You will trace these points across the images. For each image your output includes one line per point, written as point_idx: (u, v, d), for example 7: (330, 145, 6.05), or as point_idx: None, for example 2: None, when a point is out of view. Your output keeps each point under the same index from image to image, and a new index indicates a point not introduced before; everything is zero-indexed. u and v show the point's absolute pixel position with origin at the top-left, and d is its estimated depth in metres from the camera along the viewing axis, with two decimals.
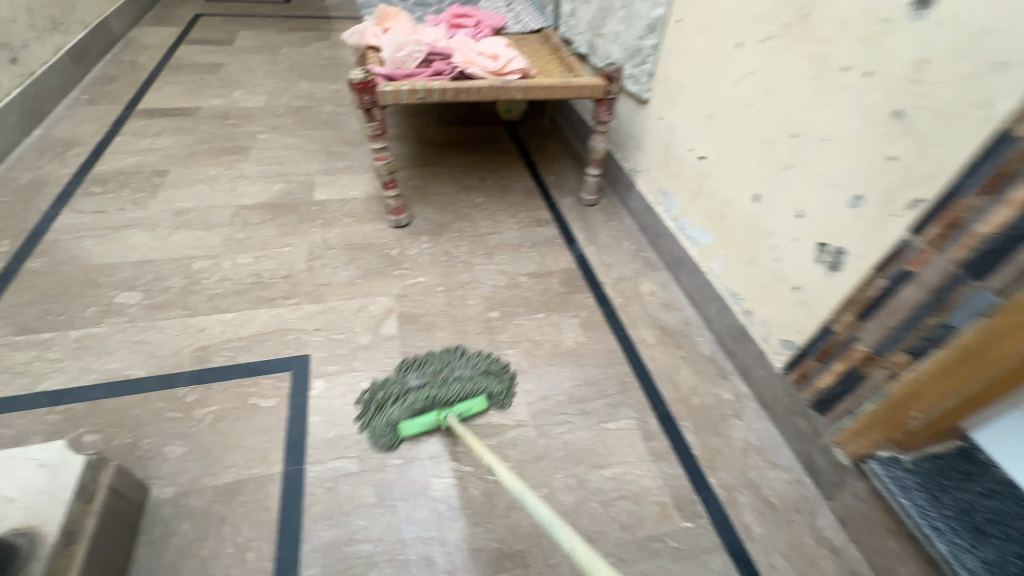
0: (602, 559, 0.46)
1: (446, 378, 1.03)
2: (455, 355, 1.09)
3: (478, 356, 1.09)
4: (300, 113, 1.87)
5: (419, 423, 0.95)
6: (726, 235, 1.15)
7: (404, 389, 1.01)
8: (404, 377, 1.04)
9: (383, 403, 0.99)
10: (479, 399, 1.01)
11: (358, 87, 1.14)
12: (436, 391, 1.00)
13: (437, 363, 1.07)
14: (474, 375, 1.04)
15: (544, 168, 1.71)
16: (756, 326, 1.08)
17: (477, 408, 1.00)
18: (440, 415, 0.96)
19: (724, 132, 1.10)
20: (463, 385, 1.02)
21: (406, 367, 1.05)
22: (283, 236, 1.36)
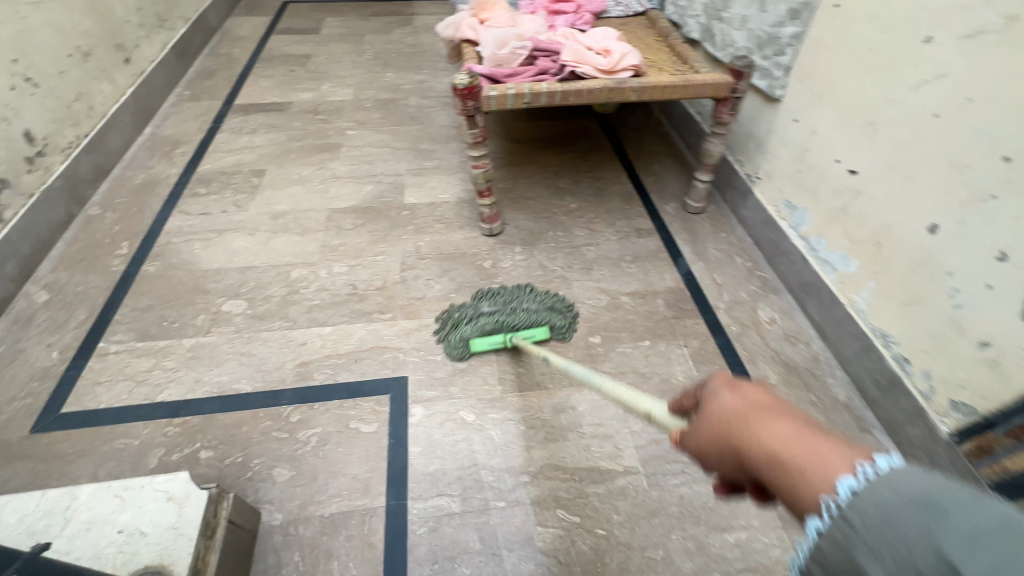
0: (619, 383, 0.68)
1: (514, 306, 1.11)
2: (524, 288, 1.16)
3: (545, 292, 1.16)
4: (386, 107, 1.83)
5: (487, 342, 1.07)
6: (882, 266, 0.97)
7: (476, 311, 1.11)
8: (477, 302, 1.13)
9: (457, 321, 1.11)
10: (542, 329, 1.09)
11: (462, 93, 1.07)
12: (505, 317, 1.08)
13: (508, 293, 1.15)
14: (540, 307, 1.12)
15: (643, 169, 1.57)
16: (915, 378, 0.92)
17: (540, 337, 1.09)
18: (506, 337, 1.07)
19: (893, 144, 0.91)
20: (529, 314, 1.09)
21: (481, 294, 1.15)
22: (376, 243, 1.33)
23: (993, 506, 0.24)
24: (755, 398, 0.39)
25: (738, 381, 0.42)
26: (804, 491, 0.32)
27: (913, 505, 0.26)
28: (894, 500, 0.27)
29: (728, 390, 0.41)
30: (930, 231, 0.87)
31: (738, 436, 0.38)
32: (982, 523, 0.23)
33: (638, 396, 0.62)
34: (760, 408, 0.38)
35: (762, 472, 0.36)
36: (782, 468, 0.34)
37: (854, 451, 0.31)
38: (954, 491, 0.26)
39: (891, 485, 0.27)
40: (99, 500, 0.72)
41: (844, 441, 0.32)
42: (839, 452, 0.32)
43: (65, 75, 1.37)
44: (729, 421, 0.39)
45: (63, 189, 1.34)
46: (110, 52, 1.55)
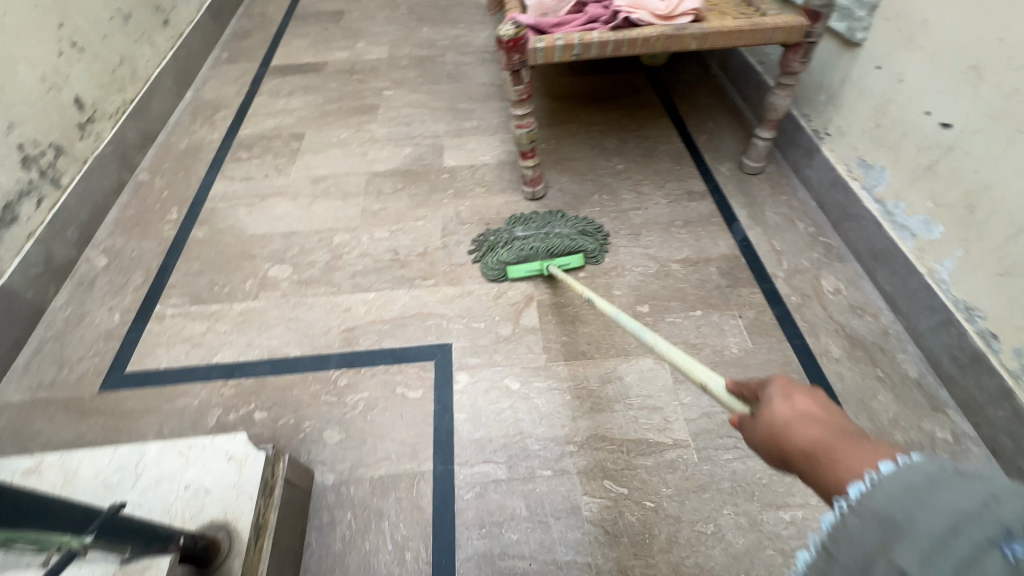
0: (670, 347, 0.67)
1: (547, 233, 1.14)
2: (555, 217, 1.20)
3: (577, 221, 1.19)
4: (423, 65, 1.76)
5: (524, 269, 1.12)
6: (973, 232, 0.87)
7: (511, 238, 1.15)
8: (511, 230, 1.17)
9: (495, 248, 1.14)
10: (577, 257, 1.13)
11: (507, 46, 0.99)
12: (541, 243, 1.11)
13: (540, 220, 1.18)
14: (573, 233, 1.14)
15: (696, 127, 1.46)
16: (1003, 356, 0.84)
17: (574, 265, 1.13)
18: (543, 265, 1.11)
19: (1000, 92, 0.80)
20: (563, 241, 1.13)
21: (514, 223, 1.18)
22: (416, 207, 1.30)
23: (951, 499, 0.27)
24: (804, 409, 0.41)
25: (793, 389, 0.43)
26: (834, 493, 0.34)
27: (889, 509, 0.29)
28: (878, 505, 0.29)
29: (781, 396, 0.43)
30: None
31: (783, 440, 0.40)
32: (942, 521, 0.26)
33: (697, 365, 0.61)
34: (813, 414, 0.40)
35: (803, 471, 0.39)
36: (814, 468, 0.37)
37: (876, 451, 0.33)
38: (911, 489, 0.29)
39: (880, 487, 0.30)
40: (166, 457, 0.76)
41: (872, 446, 0.34)
42: (869, 452, 0.34)
43: (108, 39, 1.37)
44: (776, 426, 0.41)
45: (114, 155, 1.37)
46: (148, 14, 1.54)
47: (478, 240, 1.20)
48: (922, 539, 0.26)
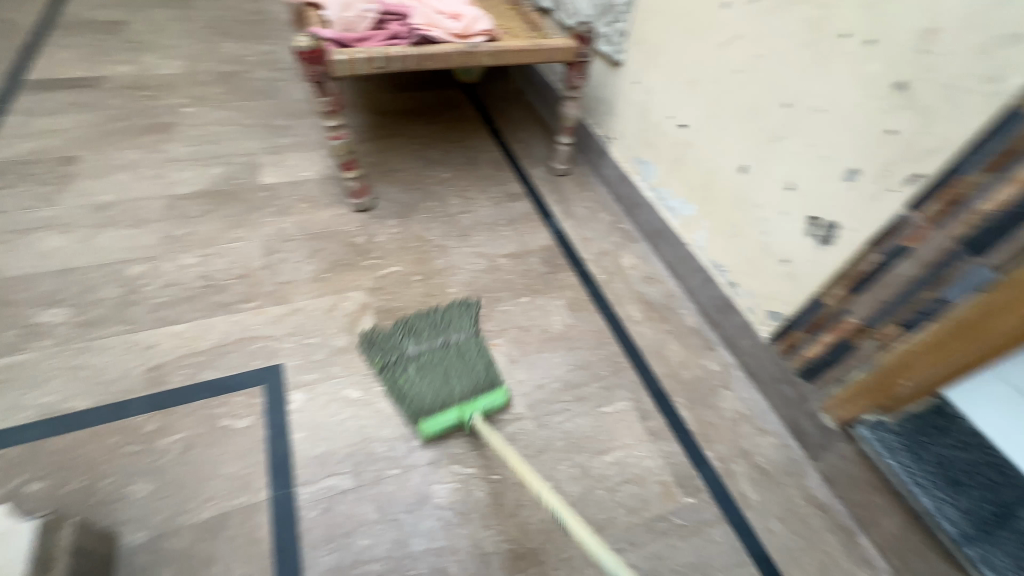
0: None
1: (444, 348, 1.01)
2: (444, 319, 1.08)
3: (469, 321, 1.09)
4: (229, 81, 1.65)
5: (441, 423, 0.89)
6: (711, 206, 1.12)
7: (404, 359, 0.98)
8: (400, 351, 1.00)
9: (391, 383, 0.96)
10: (500, 392, 0.95)
11: (307, 58, 1.00)
12: (443, 366, 0.97)
13: (429, 328, 1.05)
14: (474, 342, 1.03)
15: (511, 137, 1.62)
16: (741, 297, 1.09)
17: (501, 403, 0.94)
18: (463, 413, 0.90)
19: (710, 99, 1.05)
20: (466, 357, 0.99)
21: (399, 339, 1.02)
22: (231, 228, 1.21)
23: None
24: None
25: None
26: None
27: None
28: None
29: None
30: (741, 172, 1.02)
31: None
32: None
33: None
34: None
35: None
36: None
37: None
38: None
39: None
40: None
41: None
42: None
43: None
44: None
45: None
46: None
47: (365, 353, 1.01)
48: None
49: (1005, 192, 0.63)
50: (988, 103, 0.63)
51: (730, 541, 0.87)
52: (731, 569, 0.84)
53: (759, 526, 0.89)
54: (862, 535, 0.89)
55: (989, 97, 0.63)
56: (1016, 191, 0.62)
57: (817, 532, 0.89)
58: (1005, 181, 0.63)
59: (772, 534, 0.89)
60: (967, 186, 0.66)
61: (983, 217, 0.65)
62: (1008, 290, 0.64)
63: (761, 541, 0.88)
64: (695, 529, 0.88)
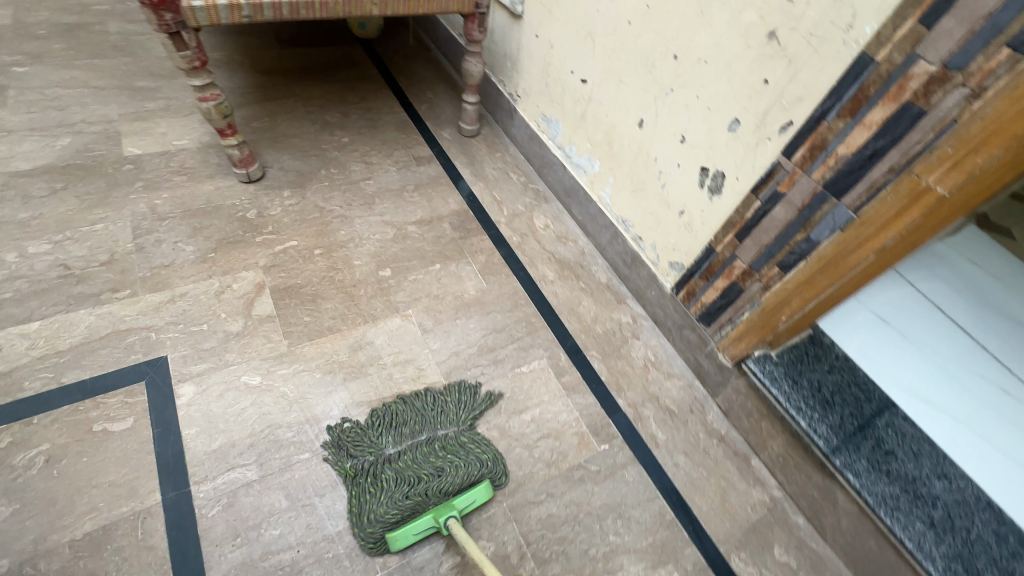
0: None
1: (430, 447, 0.87)
2: (435, 404, 0.92)
3: (465, 407, 0.93)
4: (73, 34, 1.40)
5: (412, 532, 0.77)
6: (614, 162, 1.14)
7: (381, 462, 0.84)
8: (378, 450, 0.85)
9: (361, 493, 0.81)
10: (483, 486, 0.84)
11: (152, 4, 0.85)
12: (427, 470, 0.84)
13: (414, 418, 0.90)
14: (466, 438, 0.90)
15: (416, 97, 1.53)
16: (646, 250, 1.13)
17: (482, 499, 0.83)
18: (438, 517, 0.78)
19: (608, 52, 1.05)
20: (456, 459, 0.86)
21: (377, 433, 0.87)
22: (90, 208, 1.05)
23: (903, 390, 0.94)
24: None
25: None
26: None
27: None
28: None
29: None
30: (639, 126, 1.03)
31: None
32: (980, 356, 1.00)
33: None
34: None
35: None
36: None
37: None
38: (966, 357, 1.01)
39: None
40: None
41: None
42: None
43: None
44: None
45: None
46: None
47: (334, 450, 0.84)
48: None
49: (859, 136, 0.68)
50: (844, 51, 0.66)
51: (642, 480, 0.93)
52: (642, 505, 0.90)
53: (666, 462, 0.96)
54: (755, 458, 0.99)
55: (844, 45, 0.66)
56: (868, 135, 0.67)
57: (716, 460, 0.98)
58: (858, 125, 0.67)
59: (678, 468, 0.95)
60: (829, 130, 0.70)
61: (840, 160, 0.70)
62: (865, 228, 0.71)
63: (668, 475, 0.94)
64: (610, 472, 0.93)
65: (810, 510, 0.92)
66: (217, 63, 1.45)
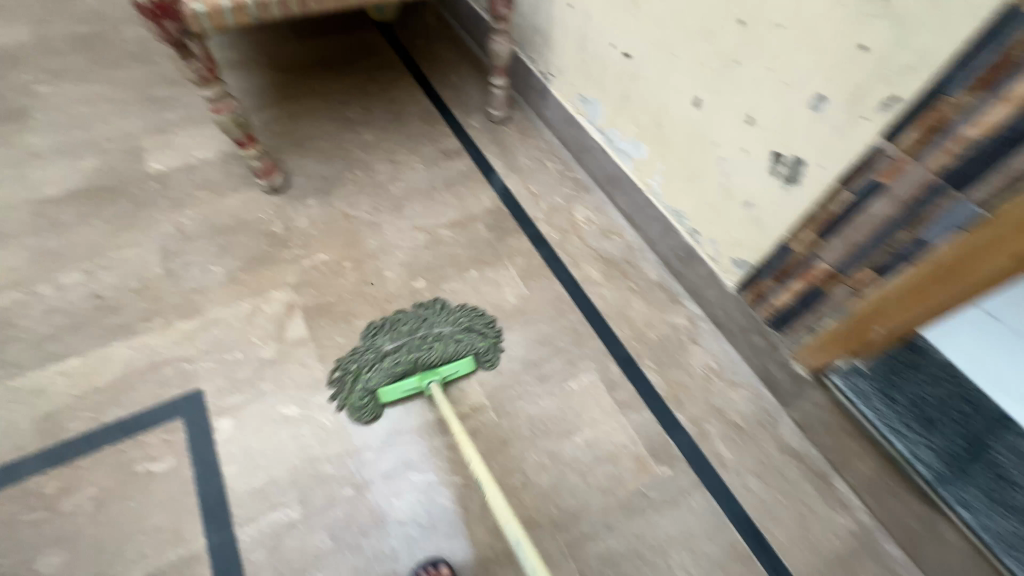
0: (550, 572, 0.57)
1: (425, 336, 0.90)
2: (434, 309, 0.96)
3: (461, 309, 0.96)
4: (91, 45, 1.36)
5: (399, 389, 0.86)
6: (665, 147, 1.01)
7: (378, 356, 0.88)
8: (375, 343, 0.90)
9: (358, 374, 0.87)
10: (466, 359, 0.90)
11: (152, 14, 0.78)
12: (418, 352, 0.88)
13: (413, 321, 0.93)
14: (459, 332, 0.92)
15: (440, 83, 1.42)
16: (704, 245, 1.01)
17: (464, 370, 0.91)
18: (422, 379, 0.86)
19: (655, 20, 0.91)
20: (446, 343, 0.90)
21: (375, 331, 0.92)
22: (119, 233, 1.02)
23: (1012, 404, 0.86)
24: None
25: None
26: None
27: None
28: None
29: None
30: (695, 105, 0.90)
31: None
32: None
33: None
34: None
35: None
36: None
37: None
38: None
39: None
40: None
41: None
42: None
43: None
44: None
45: None
46: None
47: (336, 378, 0.88)
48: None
49: (996, 113, 0.53)
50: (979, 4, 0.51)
51: (708, 508, 0.85)
52: (710, 536, 0.82)
53: (735, 486, 0.87)
54: (838, 479, 0.88)
55: None
56: (1009, 112, 0.52)
57: (793, 482, 0.87)
58: (996, 100, 0.53)
59: (749, 493, 0.86)
60: (953, 107, 0.56)
61: (968, 144, 0.56)
62: (998, 228, 0.57)
63: (738, 502, 0.85)
64: (672, 500, 0.85)
65: (906, 539, 0.81)
66: (231, 59, 1.39)
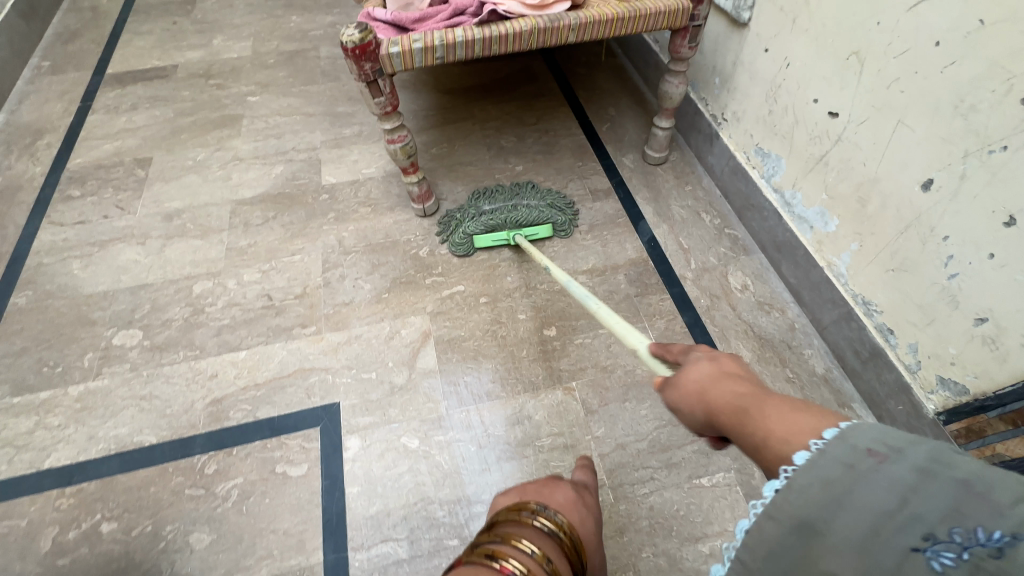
0: (617, 315, 0.71)
1: (515, 205, 1.12)
2: (524, 188, 1.17)
3: (548, 193, 1.17)
4: (294, 61, 1.54)
5: (491, 239, 1.09)
6: (865, 226, 0.85)
7: (477, 212, 1.11)
8: (477, 204, 1.13)
9: (461, 222, 1.10)
10: (545, 225, 1.11)
11: (354, 55, 0.83)
12: (510, 215, 1.09)
13: (508, 192, 1.15)
14: (544, 207, 1.12)
15: (597, 115, 1.37)
16: (900, 350, 0.83)
17: (542, 234, 1.11)
18: (510, 235, 1.09)
19: (883, 81, 0.76)
20: (532, 210, 1.11)
21: (478, 196, 1.15)
22: (292, 238, 1.14)
23: None
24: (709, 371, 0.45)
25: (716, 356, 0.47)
26: (763, 441, 0.36)
27: (802, 510, 0.29)
28: (794, 501, 0.30)
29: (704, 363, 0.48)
30: (923, 188, 0.74)
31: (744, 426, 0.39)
32: None
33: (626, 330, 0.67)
34: (574, 502, 0.53)
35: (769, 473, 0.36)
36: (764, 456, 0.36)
37: (794, 403, 0.37)
38: None
39: (825, 453, 0.30)
40: None
41: (795, 404, 0.36)
42: (786, 414, 0.36)
43: None
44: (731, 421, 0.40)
45: None
46: None
47: (443, 222, 1.14)
48: (846, 543, 0.27)
49: None
50: None
51: None
52: None
53: None
54: None
55: None
56: None
57: None
58: None
59: None
60: None
61: None
62: None
63: None
64: None
65: None
66: (404, 80, 1.49)
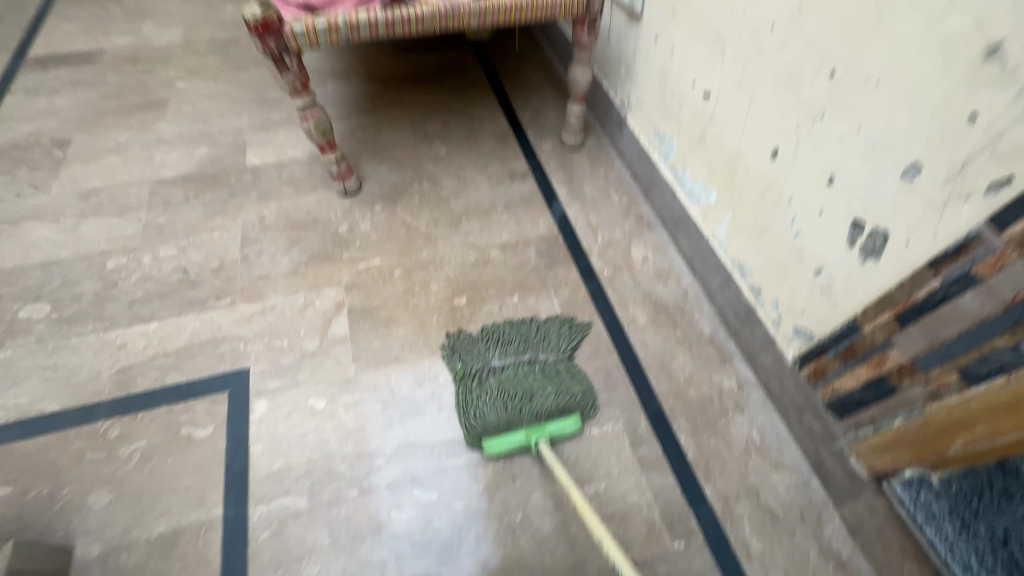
0: None
1: (529, 363, 0.95)
2: (538, 330, 1.00)
3: (565, 337, 1.00)
4: (225, 49, 1.56)
5: (506, 443, 0.85)
6: (735, 196, 0.94)
7: (485, 369, 0.94)
8: (485, 356, 0.96)
9: (468, 392, 0.91)
10: (573, 417, 0.88)
11: (257, 32, 0.87)
12: (526, 385, 0.91)
13: (519, 339, 0.99)
14: (565, 363, 0.96)
15: (520, 104, 1.44)
16: (766, 307, 0.92)
17: (571, 429, 0.87)
18: (530, 436, 0.85)
19: (739, 62, 0.85)
20: (549, 379, 0.93)
21: (487, 345, 0.97)
22: (212, 216, 1.16)
23: None
24: None
25: None
26: None
27: None
28: None
29: None
30: (772, 157, 0.82)
31: None
32: None
33: None
34: None
35: None
36: None
37: None
38: None
39: None
40: None
41: None
42: None
43: None
44: None
45: None
46: None
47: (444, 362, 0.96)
48: None
49: None
50: None
51: None
52: None
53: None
54: None
55: None
56: None
57: None
58: None
59: None
60: None
61: None
62: None
63: None
64: None
65: None
66: (336, 69, 1.52)
